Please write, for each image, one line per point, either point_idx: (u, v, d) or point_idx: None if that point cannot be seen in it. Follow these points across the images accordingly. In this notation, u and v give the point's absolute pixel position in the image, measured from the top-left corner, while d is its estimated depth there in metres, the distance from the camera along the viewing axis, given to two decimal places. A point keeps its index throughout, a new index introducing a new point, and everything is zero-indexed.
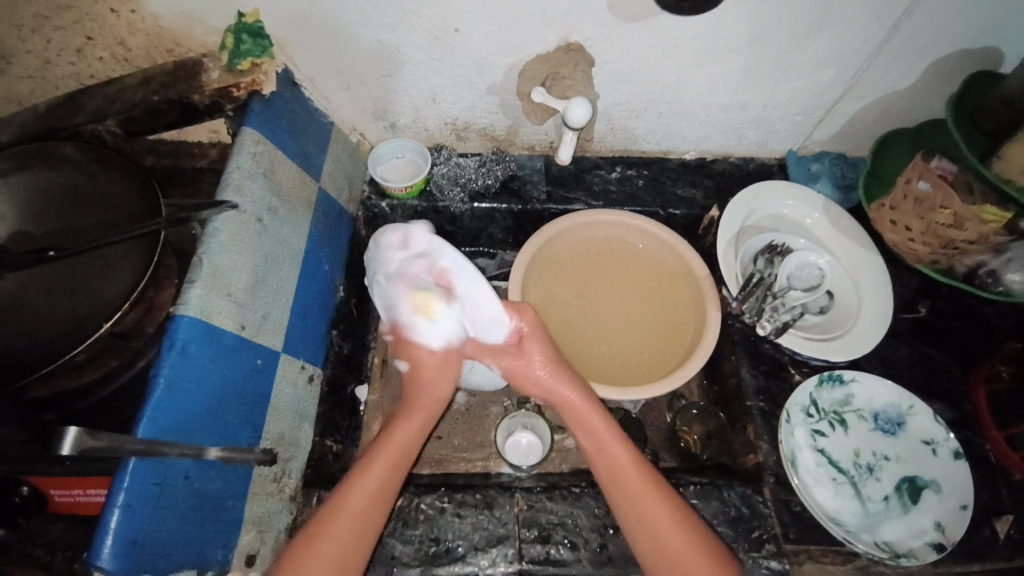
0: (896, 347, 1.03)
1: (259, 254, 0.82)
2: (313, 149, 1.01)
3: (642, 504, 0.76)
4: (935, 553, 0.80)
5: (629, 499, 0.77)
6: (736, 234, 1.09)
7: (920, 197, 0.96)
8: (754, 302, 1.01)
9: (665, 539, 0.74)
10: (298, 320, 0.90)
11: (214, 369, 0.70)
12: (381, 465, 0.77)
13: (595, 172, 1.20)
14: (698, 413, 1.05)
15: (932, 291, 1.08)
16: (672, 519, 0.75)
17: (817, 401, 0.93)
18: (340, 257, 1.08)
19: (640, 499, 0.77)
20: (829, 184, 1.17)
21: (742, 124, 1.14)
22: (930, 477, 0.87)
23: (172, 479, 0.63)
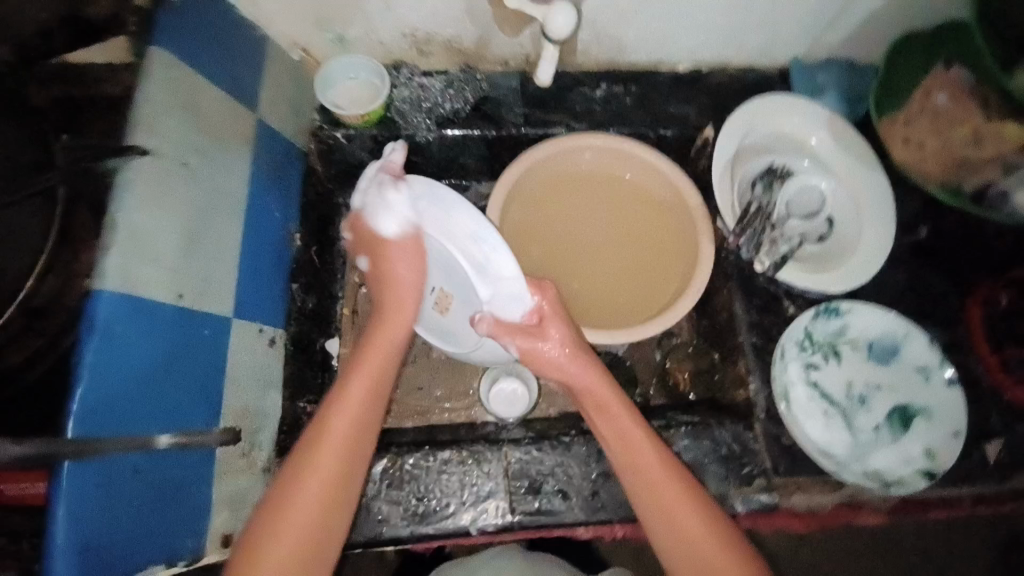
0: (892, 274, 0.98)
1: (190, 207, 0.70)
2: (244, 73, 0.85)
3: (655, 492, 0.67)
4: (923, 480, 0.82)
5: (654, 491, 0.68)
6: (733, 157, 0.99)
7: (938, 112, 0.92)
8: (753, 233, 0.94)
9: (686, 530, 0.65)
10: (249, 278, 0.80)
11: (151, 349, 0.62)
12: (339, 458, 0.64)
13: (578, 90, 1.06)
14: (691, 351, 1.02)
15: (933, 212, 1.02)
16: (696, 505, 0.66)
17: (811, 334, 0.90)
18: (293, 201, 0.95)
19: (671, 492, 0.67)
20: (833, 96, 1.06)
21: (744, 28, 1.00)
22: (920, 404, 0.87)
23: (119, 475, 0.57)
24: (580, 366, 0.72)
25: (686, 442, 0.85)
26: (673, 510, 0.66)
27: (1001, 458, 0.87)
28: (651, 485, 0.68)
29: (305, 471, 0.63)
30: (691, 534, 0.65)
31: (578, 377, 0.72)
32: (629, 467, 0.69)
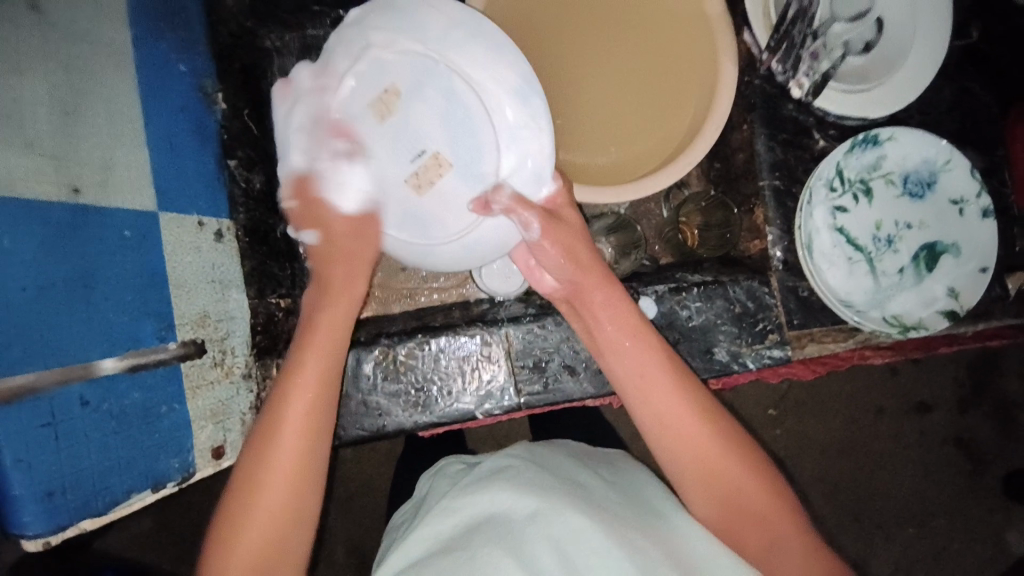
0: (938, 90, 0.84)
1: (50, 64, 0.51)
2: None
3: (666, 406, 0.60)
4: (945, 320, 0.78)
5: (659, 412, 0.60)
6: None
7: None
8: (788, 48, 0.75)
9: (694, 448, 0.59)
10: (166, 159, 0.64)
11: (56, 261, 0.49)
12: (308, 407, 0.57)
13: None
14: (705, 203, 0.89)
15: (990, 5, 0.85)
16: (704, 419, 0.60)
17: (843, 171, 0.78)
18: (202, 49, 0.73)
19: (676, 409, 0.60)
20: None
21: None
22: (952, 241, 0.80)
23: (66, 411, 0.48)
24: (588, 260, 0.63)
25: (698, 304, 0.79)
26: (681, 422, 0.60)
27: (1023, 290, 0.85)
28: (655, 406, 0.60)
29: (260, 467, 0.55)
30: (698, 451, 0.59)
31: (583, 275, 0.62)
32: (637, 384, 0.61)
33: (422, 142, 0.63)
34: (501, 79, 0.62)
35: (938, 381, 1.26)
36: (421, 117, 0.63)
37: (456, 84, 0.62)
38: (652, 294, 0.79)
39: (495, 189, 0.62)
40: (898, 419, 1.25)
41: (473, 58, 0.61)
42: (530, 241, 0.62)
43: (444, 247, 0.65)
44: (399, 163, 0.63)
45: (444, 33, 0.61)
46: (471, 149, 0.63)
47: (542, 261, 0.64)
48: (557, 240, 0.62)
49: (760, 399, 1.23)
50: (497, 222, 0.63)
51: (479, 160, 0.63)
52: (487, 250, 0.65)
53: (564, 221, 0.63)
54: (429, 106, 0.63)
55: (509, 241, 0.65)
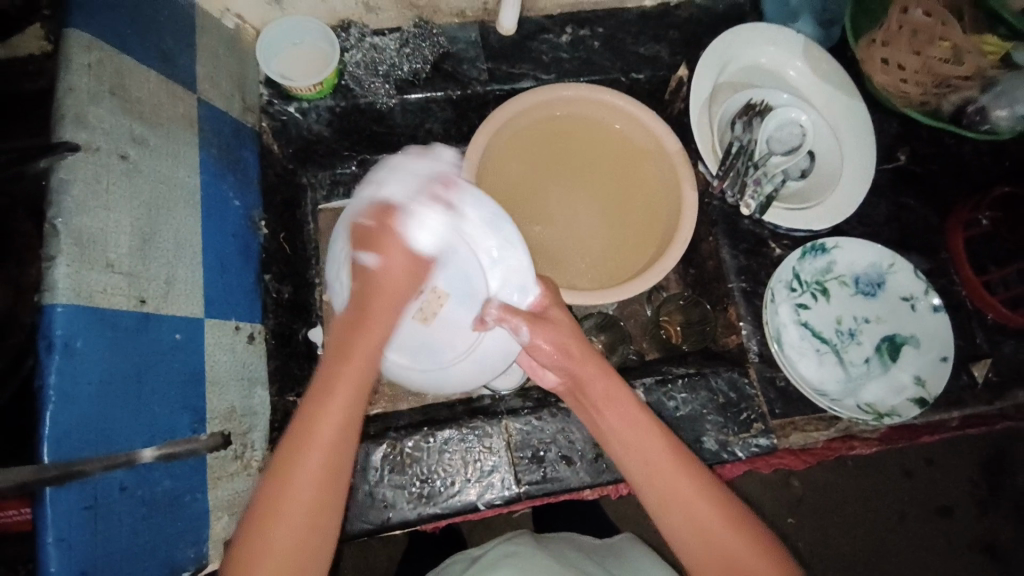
0: (875, 204, 0.97)
1: (138, 202, 0.64)
2: (176, 49, 0.77)
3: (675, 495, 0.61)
4: (917, 407, 0.84)
5: (662, 494, 0.61)
6: (711, 95, 0.96)
7: (916, 27, 0.85)
8: (735, 177, 0.91)
9: (703, 531, 0.60)
10: (216, 274, 0.75)
11: (118, 360, 0.58)
12: (325, 446, 0.57)
13: (542, 37, 1.00)
14: (683, 303, 0.99)
15: (911, 135, 1.00)
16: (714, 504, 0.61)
17: (800, 274, 0.89)
18: (253, 186, 0.88)
19: (679, 490, 0.61)
20: (808, 21, 1.02)
21: None
22: (909, 333, 0.88)
23: (107, 496, 0.54)
24: (580, 353, 0.67)
25: (683, 395, 0.85)
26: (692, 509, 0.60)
27: (989, 377, 0.91)
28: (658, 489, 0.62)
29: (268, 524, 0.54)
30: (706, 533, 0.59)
31: (582, 370, 0.66)
32: (642, 470, 0.63)
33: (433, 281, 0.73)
34: (477, 216, 0.73)
35: (951, 479, 1.24)
36: (428, 258, 0.73)
37: (449, 232, 0.72)
38: (640, 386, 0.86)
39: (484, 309, 0.72)
40: (917, 521, 1.22)
41: (458, 210, 0.72)
42: (522, 345, 0.69)
43: (457, 366, 0.76)
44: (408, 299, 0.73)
45: (425, 190, 0.72)
46: (465, 280, 0.73)
47: (540, 358, 0.69)
48: (545, 339, 0.67)
49: (773, 506, 1.22)
50: (494, 336, 0.75)
51: (472, 284, 0.73)
52: (489, 364, 0.76)
53: (562, 325, 0.68)
54: (434, 250, 0.73)
55: (510, 350, 0.76)
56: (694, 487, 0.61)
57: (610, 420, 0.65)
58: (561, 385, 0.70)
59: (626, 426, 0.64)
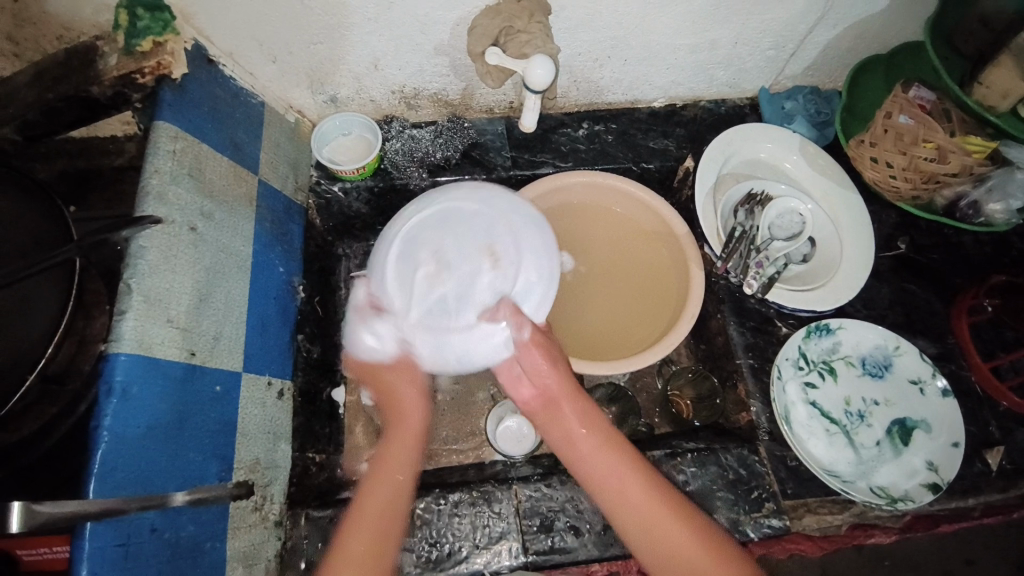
0: (878, 288, 1.02)
1: (199, 268, 0.73)
2: (245, 137, 0.89)
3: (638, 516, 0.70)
4: (929, 491, 0.84)
5: (636, 514, 0.70)
6: (714, 186, 1.04)
7: (901, 131, 0.94)
8: (739, 259, 0.97)
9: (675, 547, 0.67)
10: (256, 333, 0.83)
11: (165, 407, 0.64)
12: (403, 480, 0.74)
13: (561, 131, 1.12)
14: (691, 376, 1.02)
15: (911, 226, 1.06)
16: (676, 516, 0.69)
17: (806, 353, 0.92)
18: (295, 254, 0.98)
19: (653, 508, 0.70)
20: (804, 122, 1.12)
21: (713, 65, 1.06)
22: (919, 416, 0.89)
23: (138, 536, 0.59)
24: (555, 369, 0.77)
25: (693, 469, 0.86)
26: (646, 512, 0.70)
27: (1004, 465, 0.90)
28: (627, 505, 0.71)
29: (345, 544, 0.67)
30: (679, 551, 0.67)
31: (554, 387, 0.77)
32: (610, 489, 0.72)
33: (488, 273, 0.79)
34: (540, 259, 0.81)
35: None
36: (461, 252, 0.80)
37: (515, 251, 0.81)
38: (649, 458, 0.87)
39: (499, 304, 0.77)
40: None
41: (530, 238, 0.82)
42: (518, 341, 0.77)
43: (434, 349, 0.76)
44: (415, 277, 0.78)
45: (519, 216, 0.82)
46: (507, 276, 0.79)
47: (527, 370, 0.77)
48: (536, 347, 0.76)
49: None
50: (484, 346, 0.77)
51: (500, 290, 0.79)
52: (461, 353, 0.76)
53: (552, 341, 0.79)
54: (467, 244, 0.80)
55: (492, 357, 0.77)
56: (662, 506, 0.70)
57: (581, 439, 0.76)
58: (534, 399, 0.80)
59: (598, 454, 0.74)
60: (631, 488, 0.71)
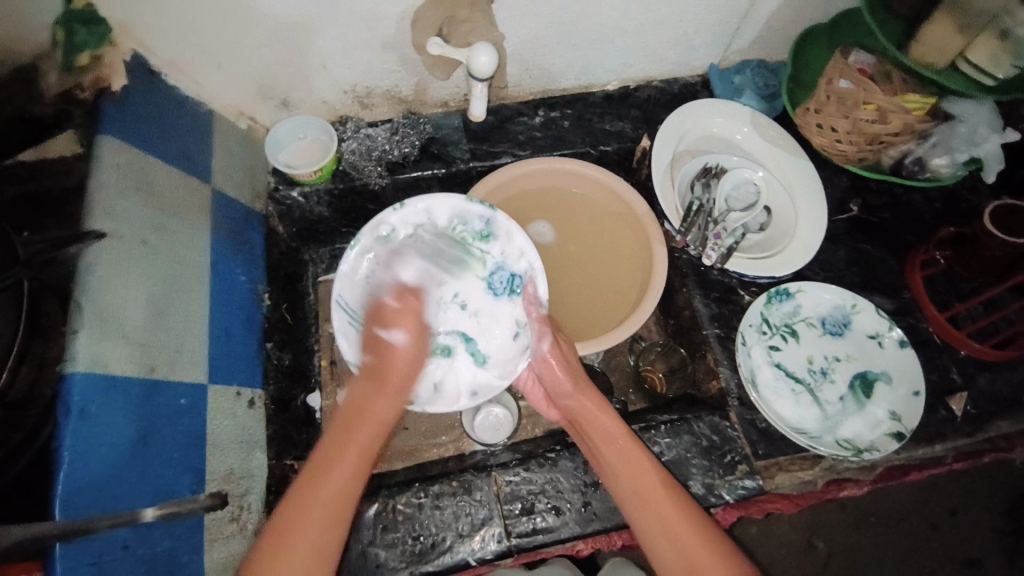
0: (835, 251, 1.05)
1: (154, 282, 0.72)
2: (195, 146, 0.88)
3: (649, 504, 0.75)
4: (894, 441, 0.87)
5: (652, 514, 0.74)
6: (670, 162, 1.07)
7: (842, 96, 0.97)
8: (697, 231, 1.00)
9: (690, 550, 0.72)
10: (221, 343, 0.82)
11: (129, 422, 0.64)
12: (352, 468, 0.73)
13: (518, 120, 1.13)
14: (660, 351, 1.05)
15: (862, 188, 1.09)
16: (688, 518, 0.74)
17: (768, 318, 0.95)
18: (258, 262, 0.97)
19: (666, 509, 0.74)
20: (753, 95, 1.15)
21: (661, 44, 1.08)
22: (880, 370, 0.92)
23: (109, 553, 0.59)
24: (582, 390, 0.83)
25: (668, 440, 0.88)
26: (663, 512, 0.74)
27: (966, 410, 0.94)
28: (647, 506, 0.75)
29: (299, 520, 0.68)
30: (686, 552, 0.72)
31: (583, 403, 0.83)
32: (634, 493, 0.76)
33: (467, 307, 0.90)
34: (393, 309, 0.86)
35: (975, 532, 1.19)
36: (467, 287, 0.90)
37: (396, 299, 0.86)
38: None
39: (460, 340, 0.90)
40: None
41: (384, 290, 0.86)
42: (540, 351, 0.84)
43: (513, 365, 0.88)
44: (474, 287, 0.90)
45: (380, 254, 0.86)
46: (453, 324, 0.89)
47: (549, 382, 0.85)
48: (559, 364, 0.84)
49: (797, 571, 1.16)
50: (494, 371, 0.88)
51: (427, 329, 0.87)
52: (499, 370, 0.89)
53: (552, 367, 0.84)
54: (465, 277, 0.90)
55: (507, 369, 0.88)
56: (678, 510, 0.74)
57: (609, 449, 0.79)
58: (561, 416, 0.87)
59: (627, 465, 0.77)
60: (654, 495, 0.75)
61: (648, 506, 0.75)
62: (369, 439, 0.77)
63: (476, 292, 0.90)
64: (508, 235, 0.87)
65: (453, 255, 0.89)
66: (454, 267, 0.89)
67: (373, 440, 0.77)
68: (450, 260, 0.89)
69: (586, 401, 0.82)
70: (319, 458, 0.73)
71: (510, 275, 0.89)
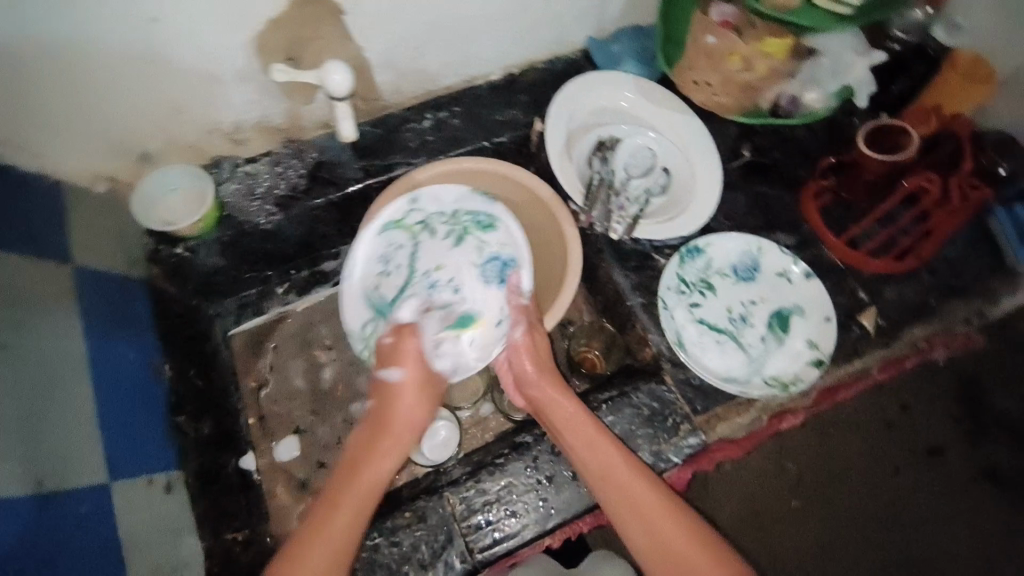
0: (734, 197, 1.08)
1: (26, 387, 0.66)
2: (44, 226, 0.80)
3: (630, 496, 0.75)
4: (815, 368, 0.92)
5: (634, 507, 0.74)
6: (566, 143, 1.06)
7: (710, 51, 0.99)
8: (601, 206, 1.00)
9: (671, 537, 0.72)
10: (120, 433, 0.76)
11: (21, 549, 0.58)
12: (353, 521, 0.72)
13: (407, 127, 1.09)
14: (590, 329, 1.07)
15: (750, 133, 1.13)
16: (666, 507, 0.74)
17: (683, 277, 0.97)
18: (149, 333, 0.89)
19: (648, 503, 0.74)
20: (633, 62, 1.15)
21: (531, 27, 1.07)
22: (793, 304, 0.96)
23: None
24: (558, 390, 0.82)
25: (611, 417, 0.88)
26: (643, 505, 0.74)
27: (878, 323, 0.99)
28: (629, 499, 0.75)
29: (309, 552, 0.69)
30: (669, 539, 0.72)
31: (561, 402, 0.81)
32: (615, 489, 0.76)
33: (458, 292, 0.81)
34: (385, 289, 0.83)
35: None
36: (460, 272, 0.82)
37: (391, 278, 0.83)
38: None
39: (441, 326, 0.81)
40: (911, 468, 1.13)
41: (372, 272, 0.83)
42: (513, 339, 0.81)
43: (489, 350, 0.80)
44: (465, 273, 0.82)
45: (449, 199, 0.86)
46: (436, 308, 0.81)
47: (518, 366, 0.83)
48: (528, 351, 0.82)
49: None
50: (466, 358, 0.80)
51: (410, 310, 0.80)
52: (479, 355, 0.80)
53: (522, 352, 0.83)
54: (455, 260, 0.83)
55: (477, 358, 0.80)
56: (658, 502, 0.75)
57: (587, 446, 0.78)
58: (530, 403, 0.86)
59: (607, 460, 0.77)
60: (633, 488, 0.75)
61: (631, 500, 0.75)
62: (376, 471, 0.76)
63: (465, 278, 0.82)
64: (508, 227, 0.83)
65: (453, 241, 0.84)
66: (450, 252, 0.83)
67: (389, 462, 0.77)
68: (448, 245, 0.84)
69: (555, 395, 0.82)
70: (322, 508, 0.73)
71: (502, 263, 0.83)
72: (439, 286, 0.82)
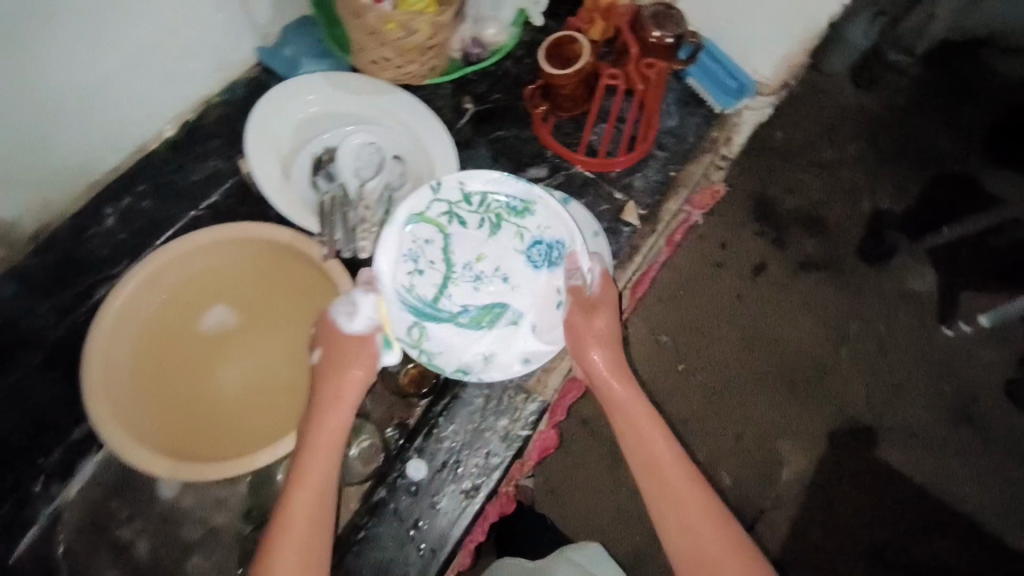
0: (474, 153, 1.06)
1: None
2: None
3: (666, 492, 0.73)
4: None
5: (669, 501, 0.72)
6: (280, 174, 0.94)
7: (366, 28, 0.89)
8: (342, 228, 0.91)
9: (704, 536, 0.70)
10: None
11: None
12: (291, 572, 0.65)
13: (87, 235, 0.94)
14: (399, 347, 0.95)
15: (465, 84, 1.08)
16: (702, 508, 0.71)
17: None
18: None
19: (687, 498, 0.72)
20: (311, 62, 1.03)
21: (168, 70, 0.92)
22: None
23: None
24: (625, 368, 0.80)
25: (451, 428, 0.89)
26: (681, 500, 0.72)
27: (640, 216, 1.05)
28: (665, 494, 0.72)
29: None
30: (699, 541, 0.70)
31: (620, 390, 0.79)
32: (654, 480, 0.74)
33: (507, 280, 0.89)
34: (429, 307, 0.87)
35: None
36: (505, 255, 0.89)
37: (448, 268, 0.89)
38: (415, 453, 0.88)
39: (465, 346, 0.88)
40: (749, 288, 1.25)
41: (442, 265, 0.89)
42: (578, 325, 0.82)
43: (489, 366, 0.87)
44: (511, 252, 0.89)
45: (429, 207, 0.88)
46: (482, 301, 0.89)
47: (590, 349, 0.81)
48: (604, 322, 0.82)
49: None
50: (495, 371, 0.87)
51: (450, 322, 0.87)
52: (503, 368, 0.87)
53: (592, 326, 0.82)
54: (496, 242, 0.90)
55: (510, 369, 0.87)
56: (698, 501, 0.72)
57: (638, 430, 0.76)
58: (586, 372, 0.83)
59: (652, 450, 0.75)
60: (674, 479, 0.73)
61: (670, 490, 0.72)
62: (303, 518, 0.68)
63: (515, 258, 0.89)
64: (548, 207, 0.88)
65: (490, 229, 0.90)
66: (491, 242, 0.90)
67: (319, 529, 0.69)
68: (466, 232, 0.89)
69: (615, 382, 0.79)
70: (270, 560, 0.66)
71: (547, 246, 0.89)
72: (487, 275, 0.89)
